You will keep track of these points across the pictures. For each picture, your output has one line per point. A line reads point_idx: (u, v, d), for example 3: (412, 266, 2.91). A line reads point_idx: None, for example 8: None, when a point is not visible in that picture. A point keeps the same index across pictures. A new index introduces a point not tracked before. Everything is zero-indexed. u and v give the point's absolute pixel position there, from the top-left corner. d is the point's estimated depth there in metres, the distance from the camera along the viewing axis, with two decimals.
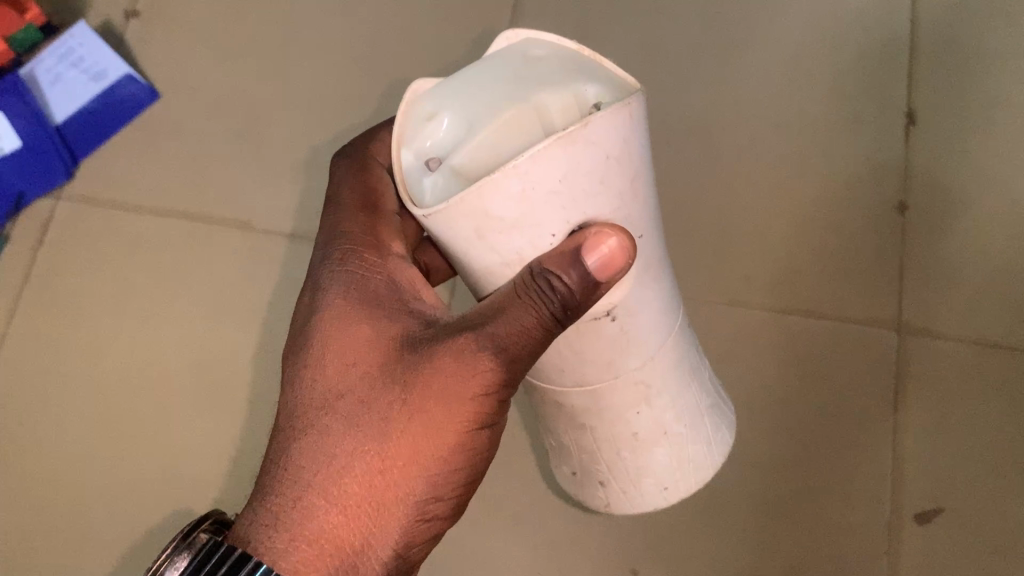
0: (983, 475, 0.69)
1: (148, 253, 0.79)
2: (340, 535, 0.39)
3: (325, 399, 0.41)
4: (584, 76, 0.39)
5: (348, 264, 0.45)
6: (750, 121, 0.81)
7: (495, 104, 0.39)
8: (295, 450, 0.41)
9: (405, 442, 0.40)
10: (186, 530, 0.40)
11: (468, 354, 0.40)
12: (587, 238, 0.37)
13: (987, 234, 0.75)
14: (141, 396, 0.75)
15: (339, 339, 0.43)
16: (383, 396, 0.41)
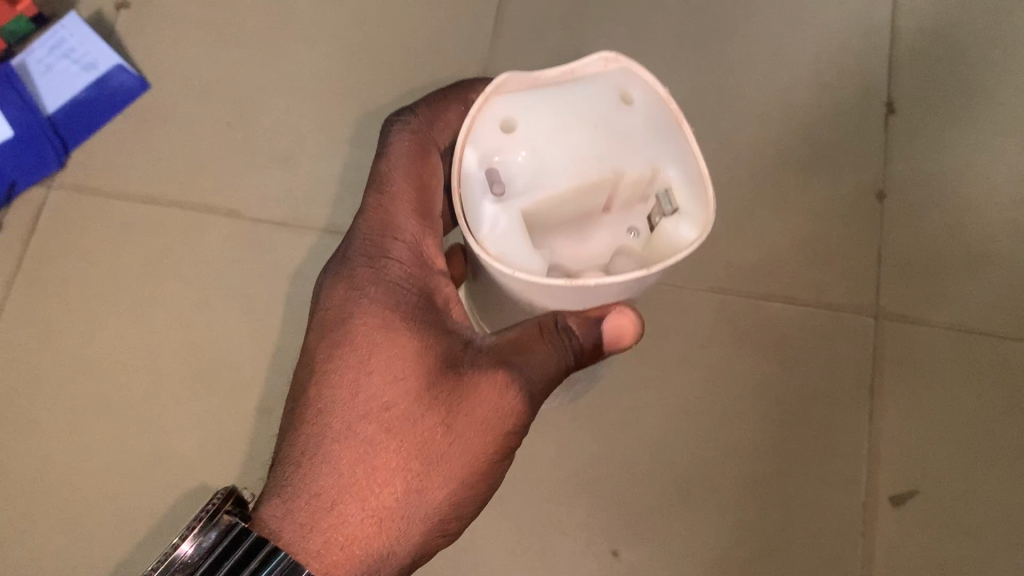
0: (954, 457, 0.71)
1: (140, 241, 0.80)
2: (370, 542, 0.45)
3: (371, 408, 0.46)
4: (665, 153, 0.45)
5: (393, 273, 0.49)
6: (733, 108, 0.81)
7: (577, 151, 0.44)
8: (339, 455, 0.46)
9: (439, 462, 0.46)
10: (212, 509, 0.44)
11: (501, 394, 0.47)
12: (610, 314, 0.47)
13: (962, 222, 0.77)
14: (133, 382, 0.76)
15: (383, 351, 0.47)
16: (426, 414, 0.46)
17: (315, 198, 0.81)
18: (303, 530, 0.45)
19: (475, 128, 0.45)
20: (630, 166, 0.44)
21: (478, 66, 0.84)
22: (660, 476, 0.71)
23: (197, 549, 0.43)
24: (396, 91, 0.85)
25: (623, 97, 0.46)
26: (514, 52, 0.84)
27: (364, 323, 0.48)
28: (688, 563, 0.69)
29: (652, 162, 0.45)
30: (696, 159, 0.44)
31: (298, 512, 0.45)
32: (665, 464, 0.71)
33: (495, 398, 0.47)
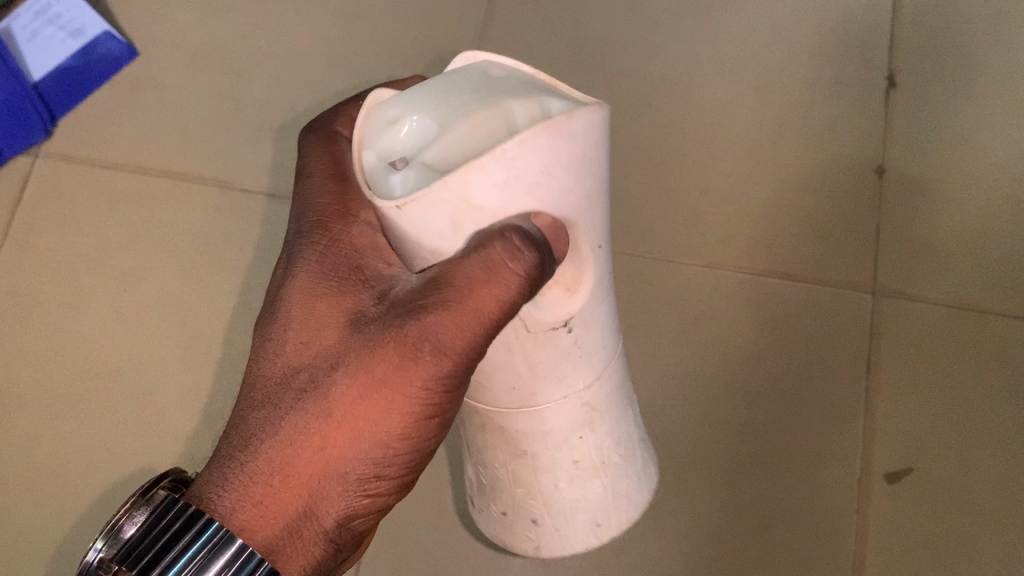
0: (949, 434, 0.70)
1: (127, 211, 0.79)
2: (280, 505, 0.39)
3: (279, 370, 0.41)
4: (545, 91, 0.36)
5: (315, 232, 0.43)
6: (731, 82, 0.81)
7: (443, 119, 0.35)
8: (248, 419, 0.41)
9: (344, 426, 0.39)
10: (146, 486, 0.41)
11: (411, 345, 0.38)
12: (535, 209, 0.36)
13: (962, 197, 0.76)
14: (119, 352, 0.75)
15: (296, 307, 0.42)
16: (328, 374, 0.39)
17: None
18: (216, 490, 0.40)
19: (364, 130, 0.37)
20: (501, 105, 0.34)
21: (473, 35, 0.83)
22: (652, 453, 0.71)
23: (133, 525, 0.39)
24: (389, 60, 0.83)
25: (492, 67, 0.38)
26: (509, 22, 0.83)
27: (288, 286, 0.43)
28: (681, 539, 0.68)
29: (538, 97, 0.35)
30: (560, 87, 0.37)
31: (212, 478, 0.40)
32: (658, 442, 0.71)
33: (402, 351, 0.38)
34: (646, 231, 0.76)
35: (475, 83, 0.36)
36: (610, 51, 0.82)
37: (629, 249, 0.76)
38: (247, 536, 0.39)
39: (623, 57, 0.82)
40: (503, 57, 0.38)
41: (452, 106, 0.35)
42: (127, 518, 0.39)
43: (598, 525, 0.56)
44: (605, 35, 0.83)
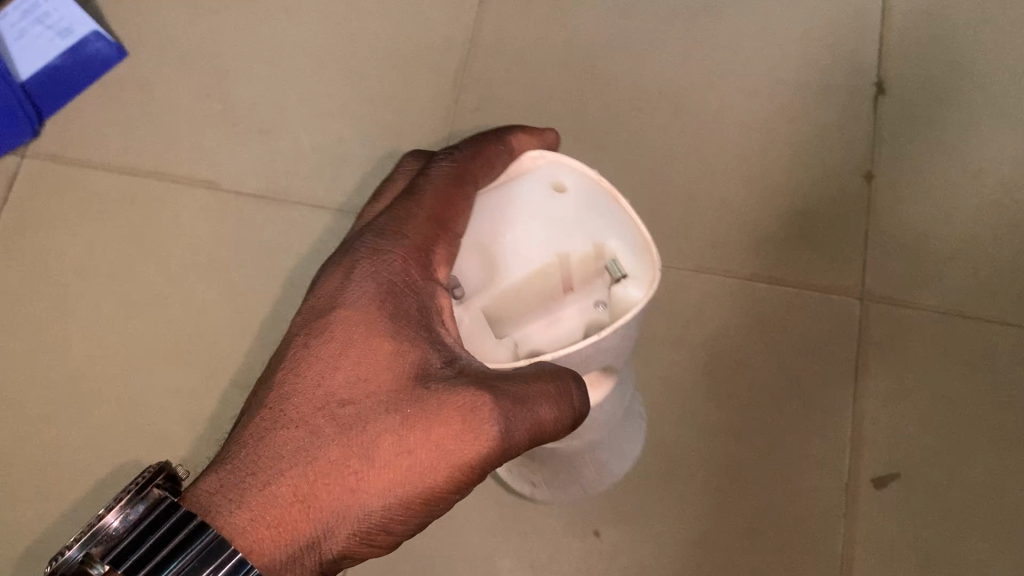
0: (937, 440, 0.70)
1: (115, 211, 0.79)
2: (291, 531, 0.40)
3: (324, 401, 0.42)
4: (606, 222, 0.46)
5: (390, 268, 0.44)
6: (720, 87, 0.81)
7: (536, 252, 0.45)
8: (280, 442, 0.41)
9: (378, 476, 0.41)
10: (140, 482, 0.38)
11: (472, 419, 0.41)
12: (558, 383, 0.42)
13: (949, 204, 0.76)
14: (105, 354, 0.75)
15: (349, 340, 0.43)
16: (375, 422, 0.42)
17: (296, 169, 0.79)
18: (230, 509, 0.39)
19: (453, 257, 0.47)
20: (570, 248, 0.45)
21: (465, 38, 0.83)
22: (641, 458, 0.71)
23: (123, 523, 0.37)
24: (379, 62, 0.83)
25: (556, 183, 0.46)
26: (500, 25, 0.83)
27: (346, 312, 0.44)
28: (670, 544, 0.68)
29: (597, 238, 0.45)
30: (637, 226, 0.45)
31: (225, 491, 0.40)
32: (647, 447, 0.71)
33: (465, 418, 0.41)
34: None
35: (550, 212, 0.46)
36: (600, 56, 0.82)
37: None
38: (259, 558, 0.39)
39: (613, 61, 0.82)
40: (578, 163, 0.46)
41: (529, 248, 0.45)
42: (113, 514, 0.37)
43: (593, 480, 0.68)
44: (595, 39, 0.83)
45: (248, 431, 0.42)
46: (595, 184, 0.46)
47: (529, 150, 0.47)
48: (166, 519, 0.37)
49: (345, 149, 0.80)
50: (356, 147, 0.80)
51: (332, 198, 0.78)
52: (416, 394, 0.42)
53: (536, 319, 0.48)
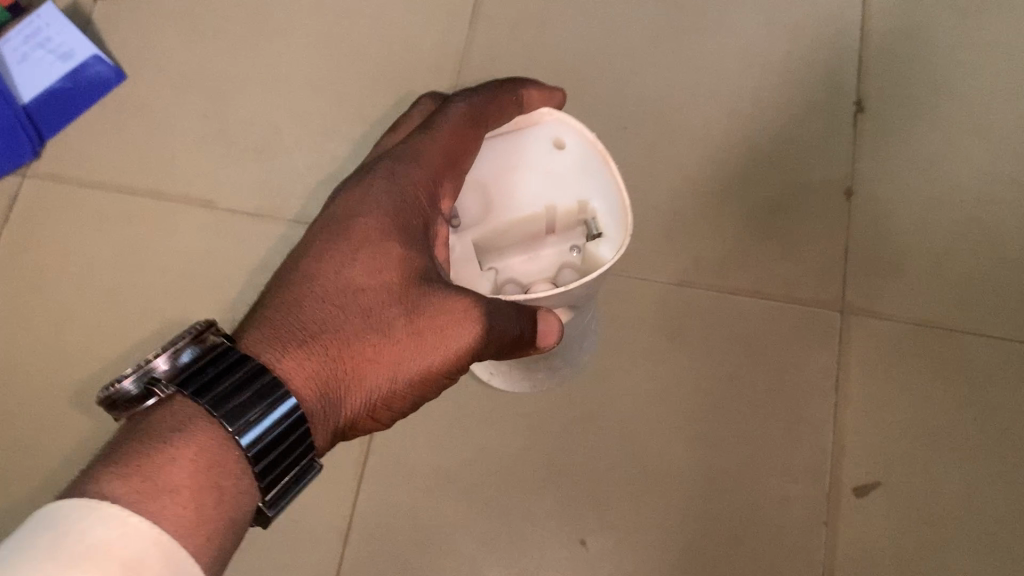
0: (917, 449, 0.72)
1: (114, 229, 0.81)
2: (314, 385, 0.44)
3: (342, 296, 0.48)
4: (592, 181, 0.54)
5: (412, 182, 0.52)
6: (704, 106, 0.83)
7: (531, 202, 0.54)
8: (316, 316, 0.47)
9: (385, 362, 0.47)
10: (196, 330, 0.41)
11: (463, 316, 0.48)
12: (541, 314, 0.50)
13: (927, 219, 0.78)
14: (102, 368, 0.76)
15: (368, 240, 0.50)
16: (385, 316, 0.48)
17: (290, 188, 0.81)
18: (276, 356, 0.44)
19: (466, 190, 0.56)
20: (562, 202, 0.54)
21: (456, 60, 0.85)
22: (627, 470, 0.72)
23: (172, 365, 0.40)
24: (372, 84, 0.85)
25: (557, 142, 0.55)
26: (489, 47, 0.85)
27: (367, 219, 0.51)
28: (654, 553, 0.70)
29: (581, 195, 0.54)
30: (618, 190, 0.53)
31: (268, 342, 0.44)
32: (633, 458, 0.72)
33: (459, 312, 0.48)
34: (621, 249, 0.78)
35: (549, 162, 0.55)
36: (587, 76, 0.84)
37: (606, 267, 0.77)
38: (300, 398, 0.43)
39: (600, 81, 0.84)
40: (577, 125, 0.55)
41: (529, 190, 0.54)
42: (166, 352, 0.40)
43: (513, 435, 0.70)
44: (582, 60, 0.85)
45: (285, 304, 0.47)
46: (592, 146, 0.54)
47: (541, 106, 0.56)
48: (224, 364, 0.40)
49: (338, 168, 0.82)
50: (348, 166, 0.82)
51: None
52: (417, 297, 0.49)
53: (517, 253, 0.57)
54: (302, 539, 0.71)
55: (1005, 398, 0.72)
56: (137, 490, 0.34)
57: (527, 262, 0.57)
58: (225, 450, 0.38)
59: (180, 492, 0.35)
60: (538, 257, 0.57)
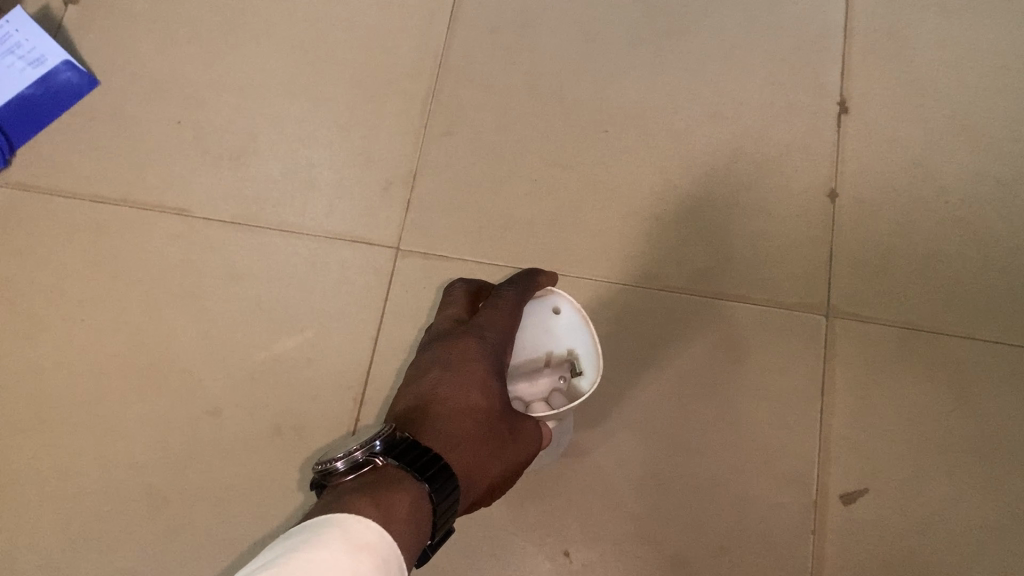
0: (904, 454, 0.70)
1: (86, 239, 0.79)
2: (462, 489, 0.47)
3: (464, 417, 0.51)
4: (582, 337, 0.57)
5: (496, 335, 0.54)
6: (686, 109, 0.81)
7: (533, 346, 0.57)
8: (451, 432, 0.50)
9: (499, 461, 0.51)
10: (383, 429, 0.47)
11: (534, 433, 0.54)
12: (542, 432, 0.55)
13: (913, 220, 0.77)
14: (75, 382, 0.75)
15: (475, 375, 0.52)
16: (493, 428, 0.51)
17: (266, 196, 0.80)
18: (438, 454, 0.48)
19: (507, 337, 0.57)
20: (556, 348, 0.57)
21: (433, 63, 0.84)
22: (610, 478, 0.70)
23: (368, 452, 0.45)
24: (348, 89, 0.84)
25: (555, 307, 0.59)
26: (468, 51, 0.84)
27: (472, 360, 0.53)
28: (638, 563, 0.68)
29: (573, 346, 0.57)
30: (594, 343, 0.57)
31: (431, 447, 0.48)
32: (615, 467, 0.71)
33: (532, 433, 0.54)
34: (602, 255, 0.76)
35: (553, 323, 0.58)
36: (568, 80, 0.83)
37: (588, 273, 0.76)
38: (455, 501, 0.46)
39: (579, 83, 0.83)
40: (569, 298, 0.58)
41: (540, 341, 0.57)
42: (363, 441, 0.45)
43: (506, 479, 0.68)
44: (562, 63, 0.83)
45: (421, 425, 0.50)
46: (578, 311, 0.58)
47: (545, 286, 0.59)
48: (415, 451, 0.45)
49: (315, 175, 0.81)
50: (326, 174, 0.81)
51: (301, 224, 0.79)
52: (513, 416, 0.53)
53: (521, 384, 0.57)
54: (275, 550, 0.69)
55: (994, 401, 0.71)
56: (385, 514, 0.40)
57: (523, 396, 0.57)
58: (426, 511, 0.43)
59: (405, 524, 0.41)
60: (531, 390, 0.57)
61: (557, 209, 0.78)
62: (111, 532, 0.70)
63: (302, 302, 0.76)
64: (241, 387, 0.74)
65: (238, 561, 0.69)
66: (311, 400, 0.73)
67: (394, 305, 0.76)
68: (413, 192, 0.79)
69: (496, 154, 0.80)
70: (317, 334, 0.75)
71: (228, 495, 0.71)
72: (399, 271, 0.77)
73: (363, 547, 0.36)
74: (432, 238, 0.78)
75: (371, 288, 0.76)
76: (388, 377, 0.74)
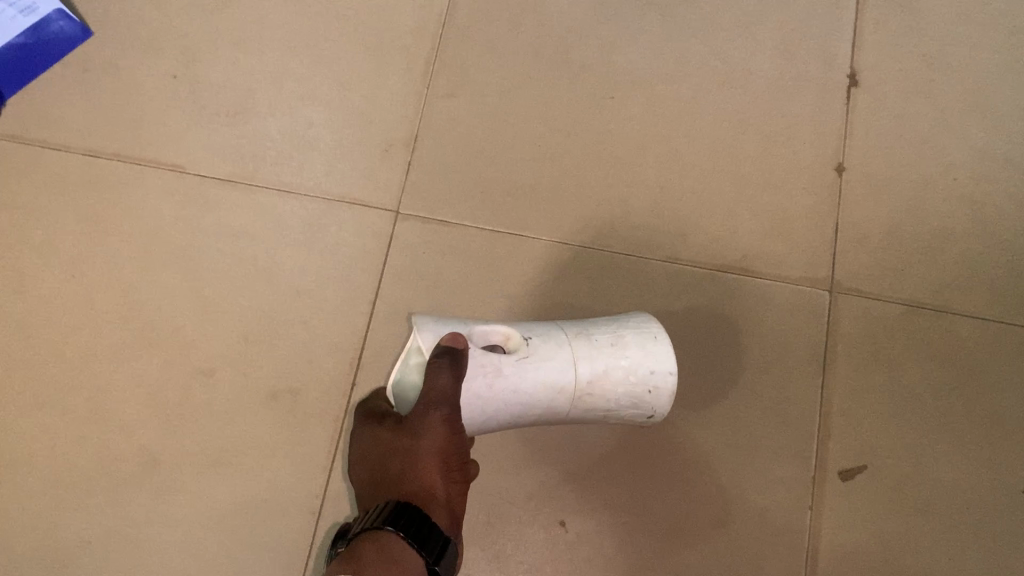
0: (904, 433, 0.70)
1: (79, 193, 0.77)
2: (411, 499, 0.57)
3: (394, 475, 0.58)
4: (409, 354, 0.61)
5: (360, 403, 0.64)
6: (694, 77, 0.80)
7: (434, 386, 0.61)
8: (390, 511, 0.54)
9: (422, 455, 0.57)
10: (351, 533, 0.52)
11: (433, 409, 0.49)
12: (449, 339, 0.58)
13: (921, 197, 0.76)
14: (65, 339, 0.73)
15: (376, 433, 0.60)
16: (403, 441, 0.58)
17: (263, 155, 0.78)
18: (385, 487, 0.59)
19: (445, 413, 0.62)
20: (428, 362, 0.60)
21: (438, 23, 0.82)
22: (608, 448, 0.70)
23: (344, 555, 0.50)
24: (350, 46, 0.82)
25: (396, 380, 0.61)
26: (474, 11, 0.82)
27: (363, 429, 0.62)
28: (635, 535, 0.68)
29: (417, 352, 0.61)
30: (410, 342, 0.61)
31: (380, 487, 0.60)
32: (614, 438, 0.70)
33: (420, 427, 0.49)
34: (606, 223, 0.75)
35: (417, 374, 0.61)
36: (575, 43, 0.81)
37: (590, 242, 0.75)
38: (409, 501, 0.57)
39: (587, 48, 0.81)
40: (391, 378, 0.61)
41: None
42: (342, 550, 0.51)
43: (650, 389, 0.62)
44: (570, 26, 0.82)
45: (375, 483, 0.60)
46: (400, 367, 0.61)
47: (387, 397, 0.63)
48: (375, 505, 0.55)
49: (315, 135, 0.79)
50: (325, 133, 0.79)
51: (299, 184, 0.77)
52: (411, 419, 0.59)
53: None
54: (264, 516, 0.68)
55: (994, 382, 0.71)
56: None
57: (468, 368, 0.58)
58: (403, 549, 0.50)
59: None
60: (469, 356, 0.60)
61: (561, 175, 0.77)
62: (101, 491, 0.69)
63: (298, 264, 0.75)
64: (235, 350, 0.73)
65: (230, 525, 0.68)
66: (307, 363, 0.72)
67: (395, 269, 0.74)
68: (414, 154, 0.78)
69: (500, 118, 0.79)
70: (314, 296, 0.74)
71: (221, 460, 0.70)
72: (400, 235, 0.75)
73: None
74: (432, 202, 0.76)
75: (371, 251, 0.75)
76: (385, 342, 0.73)
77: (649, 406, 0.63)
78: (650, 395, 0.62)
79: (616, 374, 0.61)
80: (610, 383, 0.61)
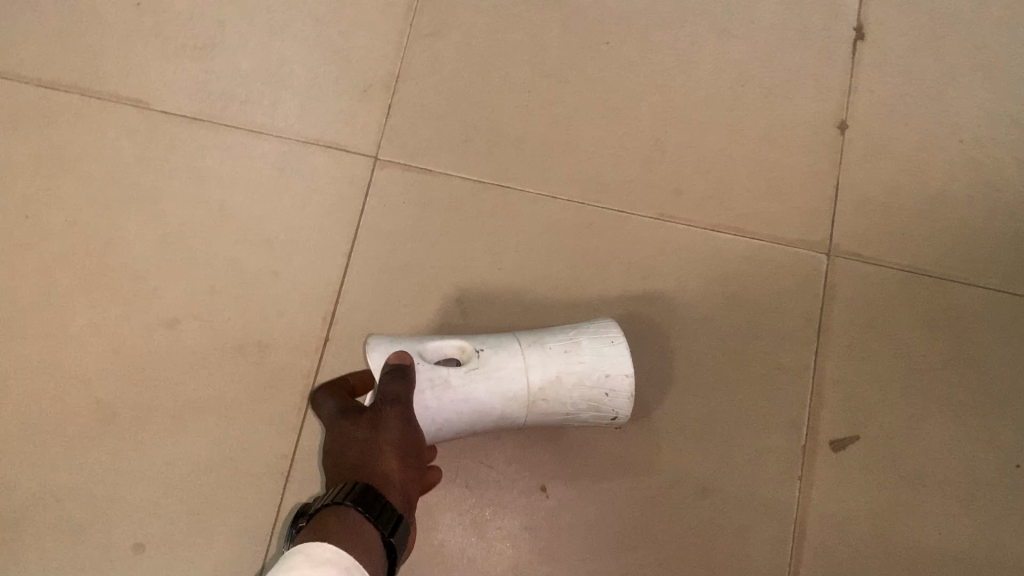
0: (898, 402, 0.68)
1: (33, 128, 0.72)
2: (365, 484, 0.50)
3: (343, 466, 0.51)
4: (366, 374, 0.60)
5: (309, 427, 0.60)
6: (693, 25, 0.76)
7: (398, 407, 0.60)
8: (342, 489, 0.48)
9: (382, 444, 0.52)
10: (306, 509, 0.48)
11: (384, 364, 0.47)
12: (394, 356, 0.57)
13: (924, 158, 0.73)
14: (17, 284, 0.68)
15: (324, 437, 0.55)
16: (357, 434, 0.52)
17: (232, 93, 0.73)
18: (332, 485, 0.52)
19: None
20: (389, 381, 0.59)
21: None
22: None
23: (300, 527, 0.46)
24: None
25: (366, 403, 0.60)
26: None
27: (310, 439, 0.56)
28: (619, 503, 0.65)
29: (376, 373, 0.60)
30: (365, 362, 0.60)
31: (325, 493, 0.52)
32: None
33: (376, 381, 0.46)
34: (596, 177, 0.72)
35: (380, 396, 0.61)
36: None
37: (577, 197, 0.71)
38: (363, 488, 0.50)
39: None
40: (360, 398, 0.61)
41: None
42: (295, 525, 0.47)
43: (608, 392, 0.59)
44: None
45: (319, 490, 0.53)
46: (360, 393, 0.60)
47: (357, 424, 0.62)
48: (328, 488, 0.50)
49: (288, 73, 0.74)
50: (300, 71, 0.74)
51: (271, 125, 0.72)
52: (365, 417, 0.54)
53: None
54: (231, 476, 0.65)
55: (991, 352, 0.69)
56: None
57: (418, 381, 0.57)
58: (361, 523, 0.46)
59: None
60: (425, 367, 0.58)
61: (550, 124, 0.73)
62: (55, 446, 0.65)
63: (269, 211, 0.70)
64: (201, 300, 0.68)
65: (194, 484, 0.65)
66: (277, 316, 0.68)
67: (373, 218, 0.70)
68: (395, 96, 0.73)
69: (487, 61, 0.74)
70: (285, 245, 0.70)
71: (184, 416, 0.66)
72: (378, 183, 0.71)
73: (325, 564, 0.41)
74: (413, 149, 0.72)
75: (348, 198, 0.71)
76: (361, 295, 0.69)
77: (609, 408, 0.60)
78: (608, 398, 0.60)
79: (570, 378, 0.59)
80: (563, 388, 0.59)
